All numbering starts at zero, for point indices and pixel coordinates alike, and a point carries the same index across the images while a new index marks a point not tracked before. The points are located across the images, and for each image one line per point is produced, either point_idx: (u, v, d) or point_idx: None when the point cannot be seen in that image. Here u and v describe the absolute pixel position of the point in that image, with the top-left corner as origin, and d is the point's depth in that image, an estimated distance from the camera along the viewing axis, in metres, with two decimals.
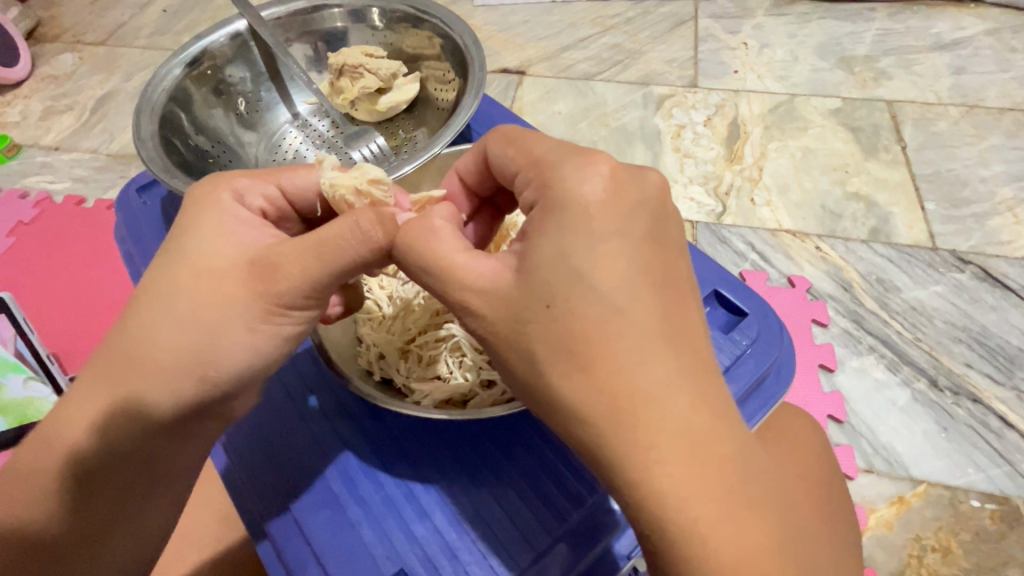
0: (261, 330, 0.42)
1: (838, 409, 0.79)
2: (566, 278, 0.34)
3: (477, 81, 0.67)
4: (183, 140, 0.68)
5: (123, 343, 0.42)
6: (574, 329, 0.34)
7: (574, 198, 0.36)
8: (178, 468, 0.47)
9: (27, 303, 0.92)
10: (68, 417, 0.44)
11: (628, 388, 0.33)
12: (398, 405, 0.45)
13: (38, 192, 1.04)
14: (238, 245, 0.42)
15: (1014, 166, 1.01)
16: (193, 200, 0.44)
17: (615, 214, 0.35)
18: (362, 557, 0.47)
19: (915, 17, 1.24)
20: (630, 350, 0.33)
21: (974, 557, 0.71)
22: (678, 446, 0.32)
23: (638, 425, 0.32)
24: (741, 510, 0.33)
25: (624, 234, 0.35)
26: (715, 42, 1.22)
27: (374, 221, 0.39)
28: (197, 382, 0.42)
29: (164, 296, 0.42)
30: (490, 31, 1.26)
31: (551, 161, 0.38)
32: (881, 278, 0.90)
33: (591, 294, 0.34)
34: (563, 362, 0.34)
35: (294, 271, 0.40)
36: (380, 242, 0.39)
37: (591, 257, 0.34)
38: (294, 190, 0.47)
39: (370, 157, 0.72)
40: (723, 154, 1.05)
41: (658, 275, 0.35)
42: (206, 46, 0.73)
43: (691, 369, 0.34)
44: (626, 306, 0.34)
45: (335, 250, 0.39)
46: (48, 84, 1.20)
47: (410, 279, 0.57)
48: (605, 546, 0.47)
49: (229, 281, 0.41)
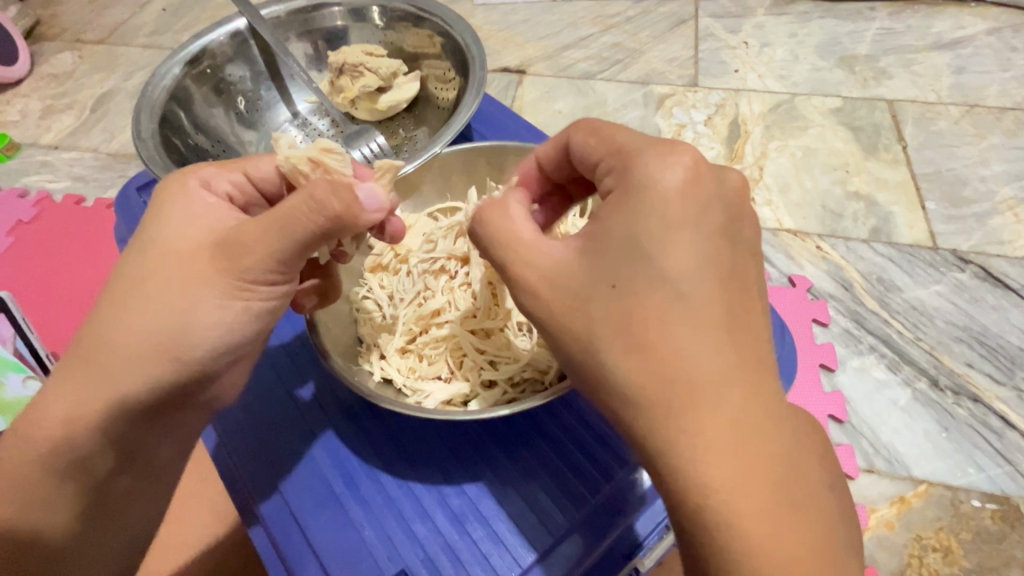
0: (229, 307, 0.42)
1: (838, 409, 0.79)
2: (631, 260, 0.35)
3: (478, 80, 0.66)
4: (182, 139, 0.68)
5: (94, 333, 0.42)
6: (637, 310, 0.34)
7: (654, 183, 0.35)
8: (162, 462, 0.47)
9: (26, 303, 0.92)
10: (40, 412, 0.43)
11: (682, 373, 0.33)
12: (397, 405, 0.44)
13: (37, 191, 1.04)
14: (205, 228, 0.43)
15: (1014, 165, 1.01)
16: (161, 191, 0.45)
17: (692, 203, 0.35)
18: (362, 557, 0.47)
19: (915, 16, 1.24)
20: (688, 337, 0.33)
21: (975, 557, 0.71)
22: (727, 434, 0.32)
23: (690, 410, 0.32)
24: (770, 505, 0.32)
25: (695, 225, 0.35)
26: (715, 41, 1.21)
27: (328, 191, 0.39)
28: (171, 365, 0.42)
29: (134, 282, 0.42)
30: (490, 30, 1.26)
31: (632, 149, 0.38)
32: (881, 277, 0.90)
33: (655, 279, 0.34)
34: (620, 340, 0.34)
35: (259, 245, 0.40)
36: (336, 213, 0.39)
37: (662, 243, 0.34)
38: (260, 175, 0.48)
39: (371, 157, 0.71)
40: (723, 153, 1.05)
41: (727, 268, 0.35)
42: (206, 44, 0.73)
43: (751, 365, 0.33)
44: (692, 294, 0.34)
45: (293, 223, 0.39)
46: (47, 83, 1.20)
47: (410, 279, 0.56)
48: (628, 525, 0.48)
49: (197, 262, 0.41)
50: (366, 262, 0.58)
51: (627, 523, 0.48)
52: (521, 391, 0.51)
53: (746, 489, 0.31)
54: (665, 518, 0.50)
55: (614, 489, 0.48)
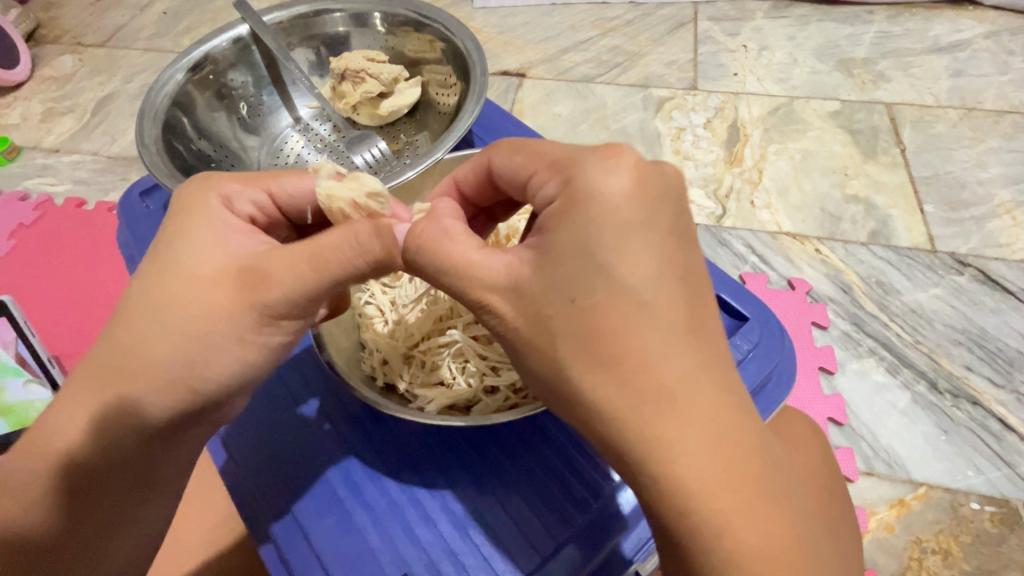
0: (252, 342, 0.42)
1: (838, 412, 0.79)
2: (591, 273, 0.35)
3: (479, 86, 0.67)
4: (184, 144, 0.68)
5: (110, 350, 0.42)
6: (595, 325, 0.34)
7: (599, 190, 0.36)
8: (166, 472, 0.47)
9: (28, 306, 0.92)
10: (57, 427, 0.43)
11: (650, 380, 0.34)
12: (400, 409, 0.45)
13: (39, 194, 1.04)
14: (228, 252, 0.42)
15: (1012, 168, 1.01)
16: (181, 204, 0.44)
17: (641, 208, 0.35)
18: (367, 562, 0.47)
19: (913, 19, 1.24)
20: (658, 346, 0.34)
21: (975, 560, 0.71)
22: (696, 440, 0.33)
23: (663, 416, 0.34)
24: (747, 508, 0.34)
25: (647, 227, 0.35)
26: (714, 44, 1.22)
27: (372, 232, 0.39)
28: (187, 392, 0.42)
29: (153, 307, 0.41)
30: (490, 33, 1.26)
31: (571, 158, 0.38)
32: (881, 281, 0.90)
33: (616, 289, 0.34)
34: (585, 355, 0.35)
35: (290, 281, 0.40)
36: (378, 255, 0.40)
37: (616, 252, 0.35)
38: (285, 197, 0.47)
39: (373, 164, 0.72)
40: (723, 156, 1.05)
41: (680, 270, 0.36)
42: (209, 50, 0.73)
43: (711, 361, 0.35)
44: (653, 301, 0.34)
45: (332, 262, 0.40)
46: (47, 86, 1.20)
47: (412, 286, 0.57)
48: (615, 543, 0.48)
49: (219, 290, 0.41)
50: None
51: (630, 526, 0.48)
52: (522, 397, 0.51)
53: (721, 486, 0.33)
54: (650, 541, 0.49)
55: (615, 494, 0.48)
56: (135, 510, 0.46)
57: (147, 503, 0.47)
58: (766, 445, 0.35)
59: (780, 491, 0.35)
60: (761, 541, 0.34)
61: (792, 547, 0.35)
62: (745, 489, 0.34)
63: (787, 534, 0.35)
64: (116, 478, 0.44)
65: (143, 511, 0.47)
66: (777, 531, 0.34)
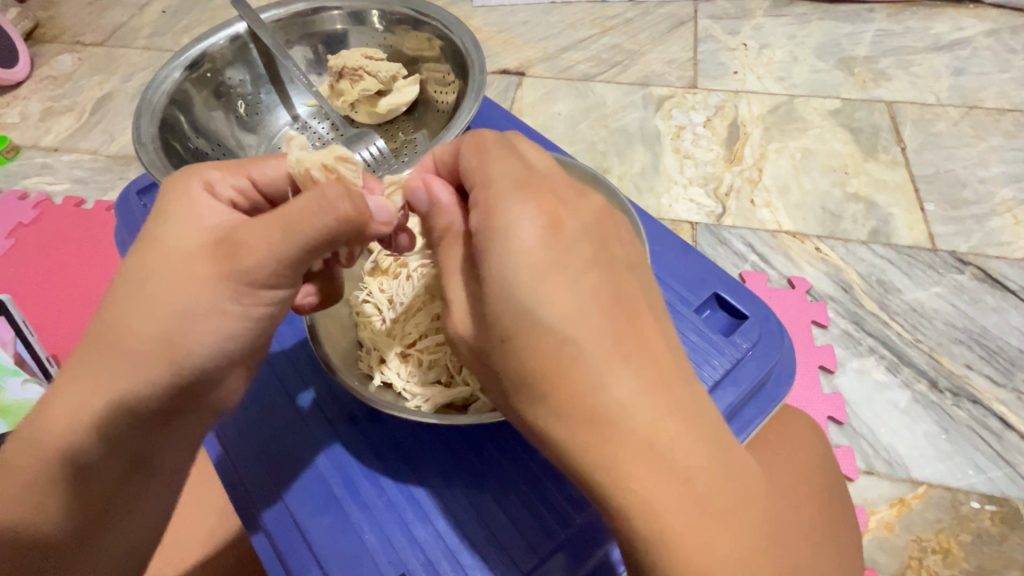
0: (230, 313, 0.42)
1: (838, 411, 0.79)
2: (512, 314, 0.33)
3: (477, 84, 0.66)
4: (182, 142, 0.68)
5: (100, 331, 0.43)
6: (525, 365, 0.34)
7: (512, 233, 0.34)
8: (163, 465, 0.47)
9: (26, 306, 0.92)
10: (49, 412, 0.43)
11: (582, 416, 0.33)
12: (392, 407, 0.45)
13: (37, 194, 1.04)
14: (210, 229, 0.42)
15: (1013, 167, 1.01)
16: (166, 188, 0.45)
17: (557, 247, 0.34)
18: (363, 561, 0.47)
19: (914, 17, 1.24)
20: (587, 389, 0.32)
21: (975, 559, 0.71)
22: (638, 476, 0.33)
23: (597, 447, 0.33)
24: (706, 528, 0.34)
25: (566, 264, 0.33)
26: (714, 42, 1.22)
27: (341, 194, 0.38)
28: (171, 369, 0.42)
29: (138, 285, 0.42)
30: (489, 32, 1.26)
31: (494, 190, 0.35)
32: (881, 280, 0.90)
33: (539, 329, 0.33)
34: (525, 389, 0.35)
35: (260, 248, 0.39)
36: (347, 214, 0.38)
37: (535, 294, 0.33)
38: (266, 181, 0.47)
39: (373, 161, 0.71)
40: (722, 155, 1.05)
41: (610, 304, 0.33)
42: (206, 48, 0.72)
43: (653, 391, 0.33)
44: (576, 339, 0.32)
45: (301, 227, 0.38)
46: (47, 85, 1.20)
47: (411, 282, 0.57)
48: (603, 552, 0.48)
49: (196, 265, 0.41)
50: (367, 267, 0.57)
51: None
52: None
53: (667, 506, 0.33)
54: None
55: None
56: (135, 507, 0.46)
57: (145, 497, 0.47)
58: (714, 465, 0.34)
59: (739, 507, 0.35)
60: (710, 556, 0.34)
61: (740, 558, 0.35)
62: (689, 507, 0.33)
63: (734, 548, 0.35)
64: (111, 469, 0.44)
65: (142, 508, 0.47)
66: (725, 543, 0.34)
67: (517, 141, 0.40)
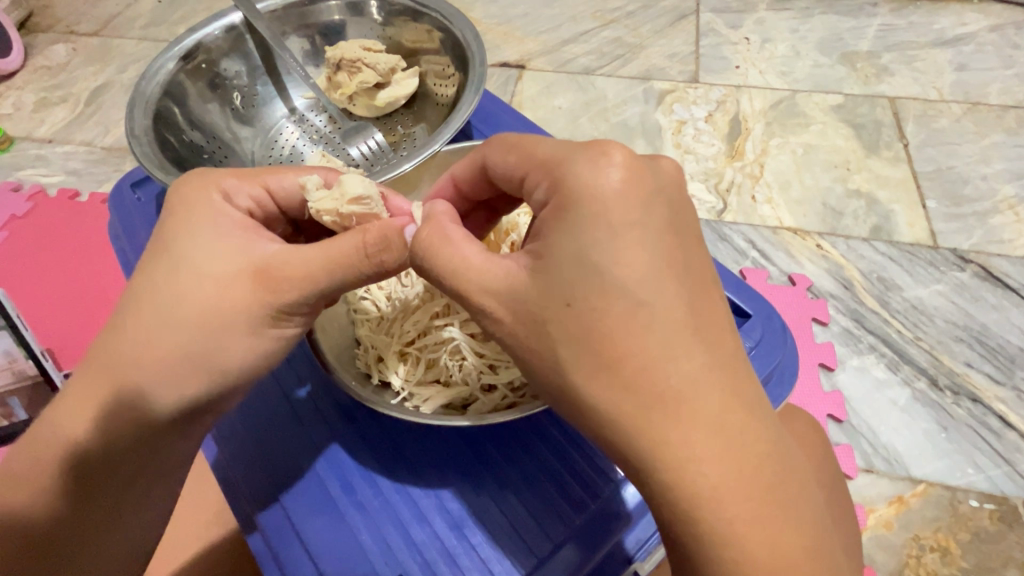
0: (265, 335, 0.42)
1: (837, 409, 0.79)
2: (586, 276, 0.33)
3: (478, 77, 0.65)
4: (176, 135, 0.67)
5: (122, 342, 0.42)
6: (595, 329, 0.33)
7: (591, 191, 0.34)
8: (170, 466, 0.46)
9: (19, 300, 0.91)
10: (68, 418, 0.43)
11: (655, 378, 0.32)
12: (393, 408, 0.44)
13: (31, 185, 1.03)
14: (238, 250, 0.42)
15: (1015, 164, 1.00)
16: (182, 202, 0.44)
17: (632, 206, 0.34)
18: (360, 562, 0.47)
19: (917, 13, 1.22)
20: (658, 344, 0.33)
21: (973, 558, 0.71)
22: (709, 437, 0.32)
23: (667, 419, 0.32)
24: (764, 519, 0.32)
25: (641, 226, 0.34)
26: (716, 36, 1.20)
27: (381, 240, 0.39)
28: (207, 383, 0.42)
29: (166, 304, 0.41)
30: (489, 24, 1.24)
31: (561, 157, 0.36)
32: (882, 277, 0.89)
33: (613, 291, 0.33)
34: (588, 359, 0.33)
35: (303, 281, 0.40)
36: (386, 263, 0.40)
37: (610, 254, 0.33)
38: (282, 193, 0.46)
39: (369, 156, 0.72)
40: (723, 150, 1.04)
41: (679, 266, 0.34)
42: (201, 39, 0.71)
43: (718, 361, 0.33)
44: (648, 301, 0.33)
45: (344, 267, 0.40)
46: (41, 75, 1.18)
47: (410, 280, 0.56)
48: (616, 542, 0.47)
49: (233, 286, 0.41)
50: None
51: (637, 518, 0.47)
52: (521, 396, 0.50)
53: (733, 488, 0.32)
54: (653, 537, 0.48)
55: (612, 496, 0.48)
56: (134, 507, 0.45)
57: (148, 503, 0.46)
58: (775, 447, 0.33)
59: (796, 490, 0.33)
60: (774, 544, 0.32)
61: (806, 555, 0.32)
62: (752, 490, 0.32)
63: (801, 538, 0.32)
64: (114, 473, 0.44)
65: (144, 506, 0.46)
66: (796, 532, 0.32)
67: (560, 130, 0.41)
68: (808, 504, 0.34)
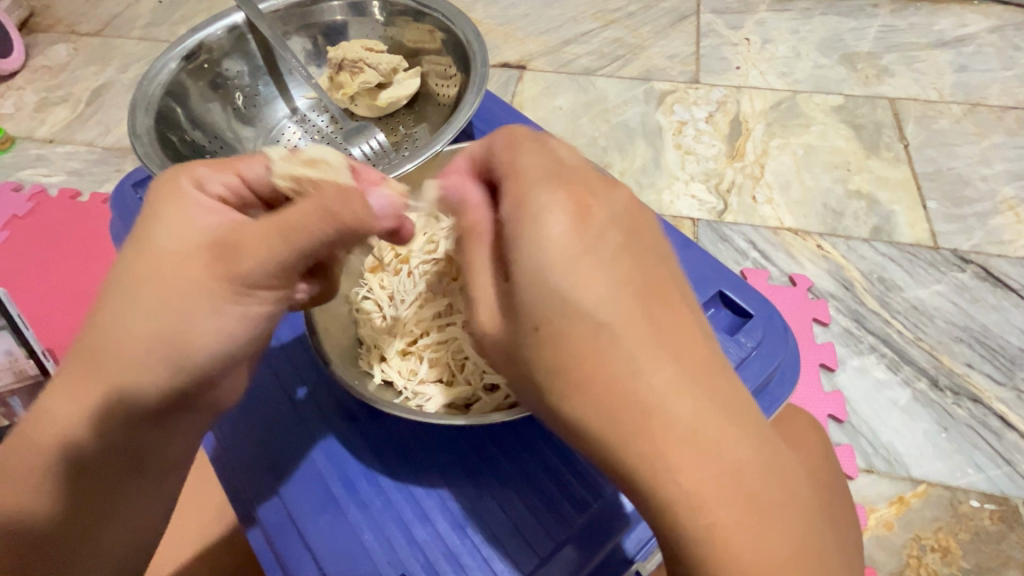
0: (229, 313, 0.41)
1: (838, 409, 0.79)
2: (547, 300, 0.33)
3: (479, 77, 0.65)
4: (178, 135, 0.67)
5: (92, 334, 0.42)
6: (565, 352, 0.33)
7: (545, 217, 0.34)
8: (168, 462, 0.46)
9: (19, 301, 0.91)
10: (45, 414, 0.43)
11: (624, 398, 0.32)
12: (394, 407, 0.44)
13: (32, 186, 1.03)
14: (201, 230, 0.41)
15: (1016, 164, 1.01)
16: (154, 190, 0.44)
17: (585, 233, 0.34)
18: (362, 561, 0.47)
19: (917, 14, 1.23)
20: (625, 364, 0.32)
21: (974, 557, 0.71)
22: (685, 455, 0.31)
23: (639, 437, 0.31)
24: (754, 528, 0.31)
25: (595, 251, 0.34)
26: (716, 37, 1.20)
27: (340, 201, 0.39)
28: (173, 370, 0.41)
29: (131, 289, 0.41)
30: (490, 24, 1.25)
31: (525, 179, 0.36)
32: (881, 277, 0.90)
33: (573, 315, 0.33)
34: (561, 380, 0.33)
35: (261, 253, 0.39)
36: (346, 222, 0.39)
37: (568, 278, 0.33)
38: (255, 179, 0.46)
39: (371, 156, 0.72)
40: (724, 151, 1.04)
41: (640, 286, 0.33)
42: (203, 38, 0.72)
43: (691, 375, 0.32)
44: (608, 322, 0.32)
45: (301, 234, 0.39)
46: (42, 75, 1.18)
47: (411, 279, 0.56)
48: (616, 543, 0.47)
49: (193, 267, 0.40)
50: (368, 263, 0.57)
51: (635, 522, 0.47)
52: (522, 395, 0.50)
53: (717, 500, 0.31)
54: (652, 540, 0.47)
55: (614, 496, 0.48)
56: (130, 504, 0.45)
57: (144, 501, 0.46)
58: (762, 456, 0.32)
59: (786, 498, 0.32)
60: (766, 553, 0.31)
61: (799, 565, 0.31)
62: (735, 500, 0.31)
63: (791, 548, 0.31)
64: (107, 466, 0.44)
65: (139, 504, 0.46)
66: (788, 539, 0.32)
67: (548, 136, 0.40)
68: (802, 507, 0.33)
